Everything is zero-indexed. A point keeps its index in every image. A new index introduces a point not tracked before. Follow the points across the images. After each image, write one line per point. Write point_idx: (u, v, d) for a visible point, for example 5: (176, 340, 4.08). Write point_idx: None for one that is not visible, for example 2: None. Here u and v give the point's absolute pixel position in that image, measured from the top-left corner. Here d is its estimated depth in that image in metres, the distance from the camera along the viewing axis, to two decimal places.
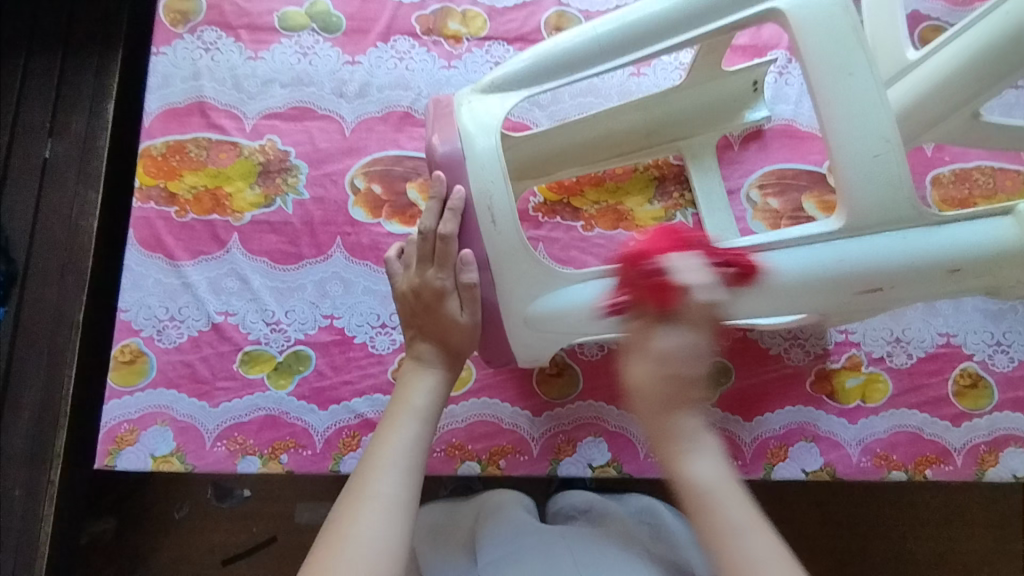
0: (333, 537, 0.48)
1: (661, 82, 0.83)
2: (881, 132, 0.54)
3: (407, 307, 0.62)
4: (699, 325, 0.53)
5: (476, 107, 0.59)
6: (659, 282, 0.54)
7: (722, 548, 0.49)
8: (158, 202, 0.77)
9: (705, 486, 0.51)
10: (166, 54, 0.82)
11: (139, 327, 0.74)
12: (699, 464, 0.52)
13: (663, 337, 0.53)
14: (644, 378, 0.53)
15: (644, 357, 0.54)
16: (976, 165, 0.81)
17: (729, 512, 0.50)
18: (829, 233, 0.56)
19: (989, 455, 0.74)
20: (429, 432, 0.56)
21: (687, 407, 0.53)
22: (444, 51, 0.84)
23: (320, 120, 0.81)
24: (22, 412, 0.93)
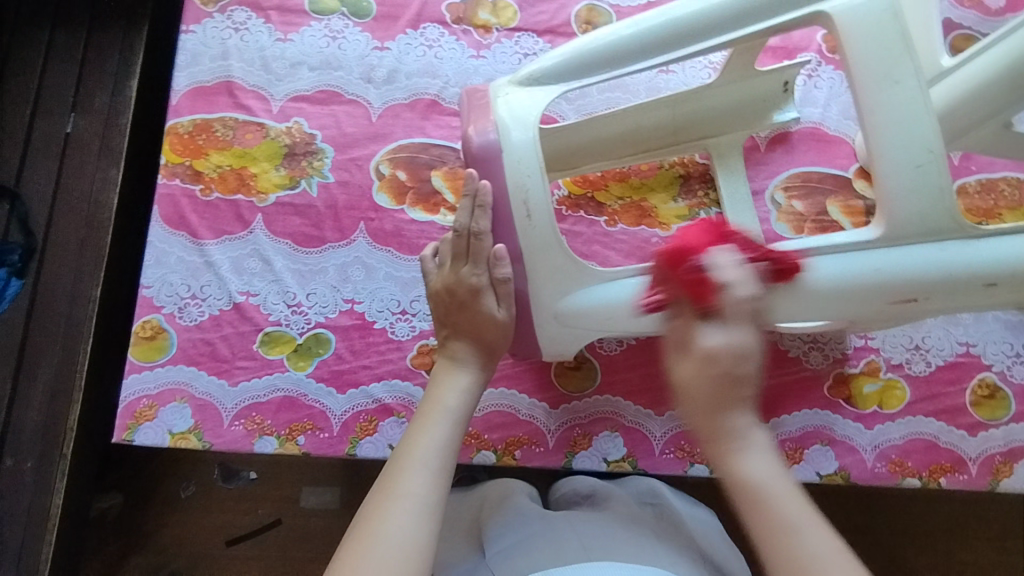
0: (362, 536, 0.47)
1: (690, 80, 0.83)
2: (924, 142, 0.54)
3: (441, 306, 0.62)
4: (739, 328, 0.52)
5: (511, 99, 0.59)
6: (696, 278, 0.53)
7: (778, 551, 0.45)
8: (183, 179, 0.77)
9: (760, 484, 0.47)
10: (195, 32, 0.82)
11: (161, 304, 0.75)
12: (752, 460, 0.49)
13: (707, 332, 0.52)
14: (689, 371, 0.52)
15: (689, 356, 0.52)
16: (1002, 176, 0.81)
17: (784, 509, 0.46)
18: (867, 241, 0.55)
19: (1003, 465, 0.74)
20: (460, 433, 0.55)
21: (734, 403, 0.50)
22: (474, 40, 0.84)
23: (347, 105, 0.81)
24: (36, 385, 0.93)
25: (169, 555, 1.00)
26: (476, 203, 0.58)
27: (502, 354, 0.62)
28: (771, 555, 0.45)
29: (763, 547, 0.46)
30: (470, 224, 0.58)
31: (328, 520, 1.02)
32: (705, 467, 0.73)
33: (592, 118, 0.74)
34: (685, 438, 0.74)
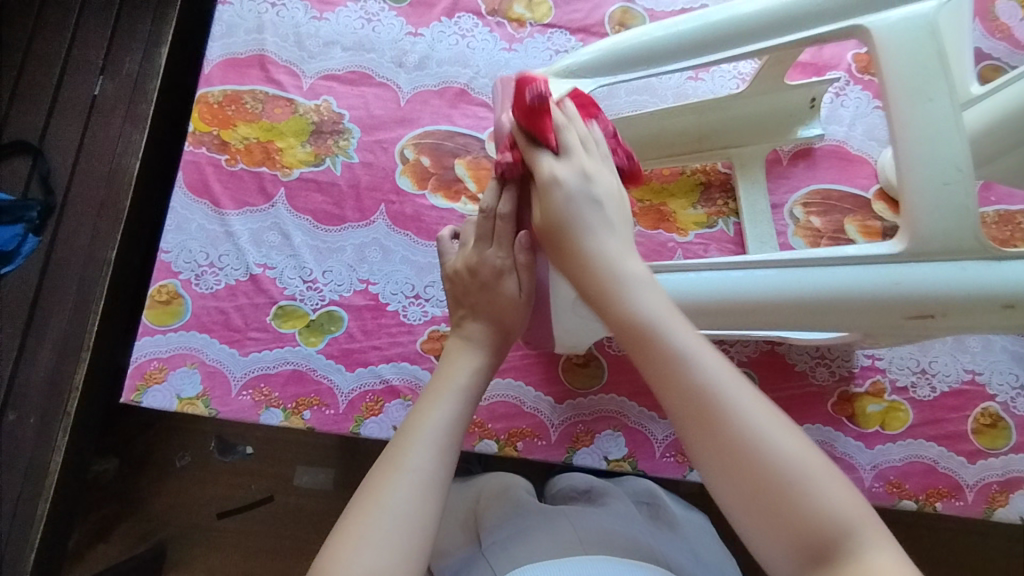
0: (368, 505, 0.46)
1: (718, 88, 0.84)
2: (954, 161, 0.54)
3: (460, 285, 0.62)
4: (586, 160, 0.56)
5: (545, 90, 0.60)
6: (541, 112, 0.55)
7: (670, 378, 0.45)
8: (209, 148, 0.78)
9: (650, 315, 0.48)
10: (232, 5, 0.83)
11: (178, 270, 0.75)
12: (637, 295, 0.49)
13: (558, 163, 0.55)
14: (558, 205, 0.53)
15: (548, 186, 0.54)
16: (1021, 209, 0.81)
17: (673, 335, 0.46)
18: (889, 254, 0.56)
19: (1000, 494, 0.75)
20: (466, 412, 0.54)
21: (602, 240, 0.53)
22: (507, 33, 0.85)
23: (377, 87, 0.82)
24: (44, 342, 0.94)
25: (163, 521, 1.01)
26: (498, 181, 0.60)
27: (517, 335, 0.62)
28: (668, 394, 0.45)
29: (659, 389, 0.45)
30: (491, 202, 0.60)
31: (321, 498, 1.03)
32: None
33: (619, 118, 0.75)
34: None
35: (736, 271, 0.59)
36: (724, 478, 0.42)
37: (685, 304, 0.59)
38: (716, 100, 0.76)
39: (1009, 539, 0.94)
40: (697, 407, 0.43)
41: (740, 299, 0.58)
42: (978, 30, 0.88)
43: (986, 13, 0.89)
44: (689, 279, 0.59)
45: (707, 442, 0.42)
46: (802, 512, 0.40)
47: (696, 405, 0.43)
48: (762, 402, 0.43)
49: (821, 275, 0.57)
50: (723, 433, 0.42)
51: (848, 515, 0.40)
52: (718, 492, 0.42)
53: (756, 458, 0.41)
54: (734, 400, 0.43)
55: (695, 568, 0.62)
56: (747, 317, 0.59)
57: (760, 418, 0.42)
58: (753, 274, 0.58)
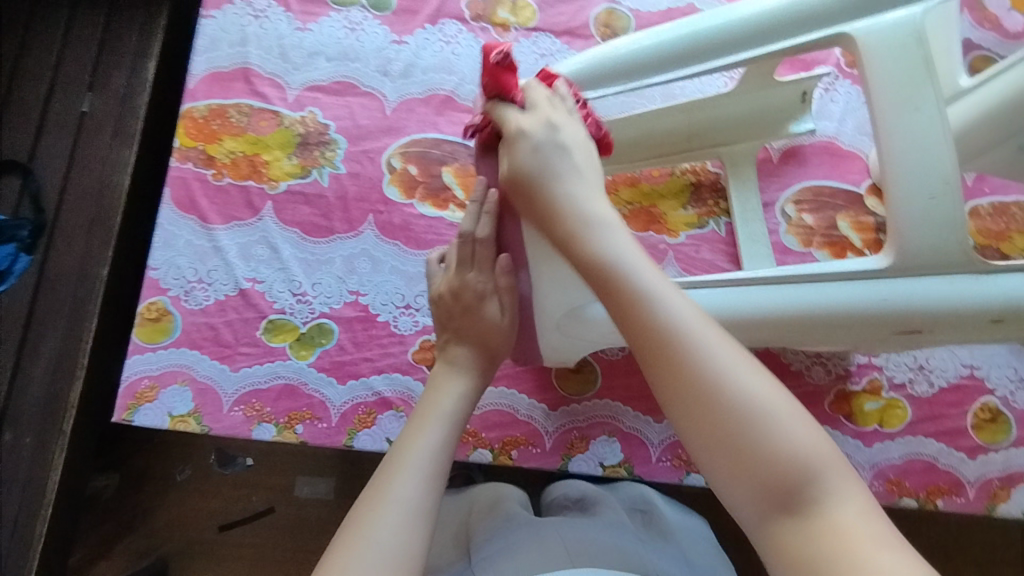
0: (351, 543, 0.45)
1: (706, 88, 0.83)
2: (941, 173, 0.54)
3: (445, 310, 0.62)
4: (552, 112, 0.56)
5: None
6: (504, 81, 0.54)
7: (631, 315, 0.44)
8: (196, 163, 0.78)
9: (616, 254, 0.48)
10: (215, 18, 0.82)
11: (167, 287, 0.75)
12: (603, 238, 0.49)
13: (522, 123, 0.54)
14: (526, 159, 0.53)
15: (513, 147, 0.54)
16: (1015, 200, 0.80)
17: (641, 276, 0.46)
18: (874, 270, 0.55)
19: (1001, 490, 0.74)
20: (453, 438, 0.54)
21: (569, 185, 0.53)
22: (491, 38, 0.84)
23: (362, 97, 0.81)
24: (38, 360, 0.93)
25: (163, 536, 1.00)
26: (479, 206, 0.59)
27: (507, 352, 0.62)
28: (629, 326, 0.44)
29: (622, 322, 0.45)
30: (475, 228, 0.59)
31: (321, 509, 1.02)
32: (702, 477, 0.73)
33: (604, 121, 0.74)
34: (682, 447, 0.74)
35: (729, 290, 0.58)
36: (684, 419, 0.41)
37: None
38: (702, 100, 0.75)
39: (1013, 532, 0.93)
40: (659, 341, 0.43)
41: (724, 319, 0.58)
42: (967, 20, 0.87)
43: (975, 3, 0.88)
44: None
45: (666, 367, 0.42)
46: (755, 441, 0.39)
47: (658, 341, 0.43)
48: (728, 342, 0.43)
49: (811, 292, 0.56)
50: (687, 370, 0.41)
51: (806, 452, 0.39)
52: (679, 427, 0.42)
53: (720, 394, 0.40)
54: (693, 334, 0.42)
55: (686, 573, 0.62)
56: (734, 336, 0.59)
57: (726, 358, 0.41)
58: (744, 293, 0.58)
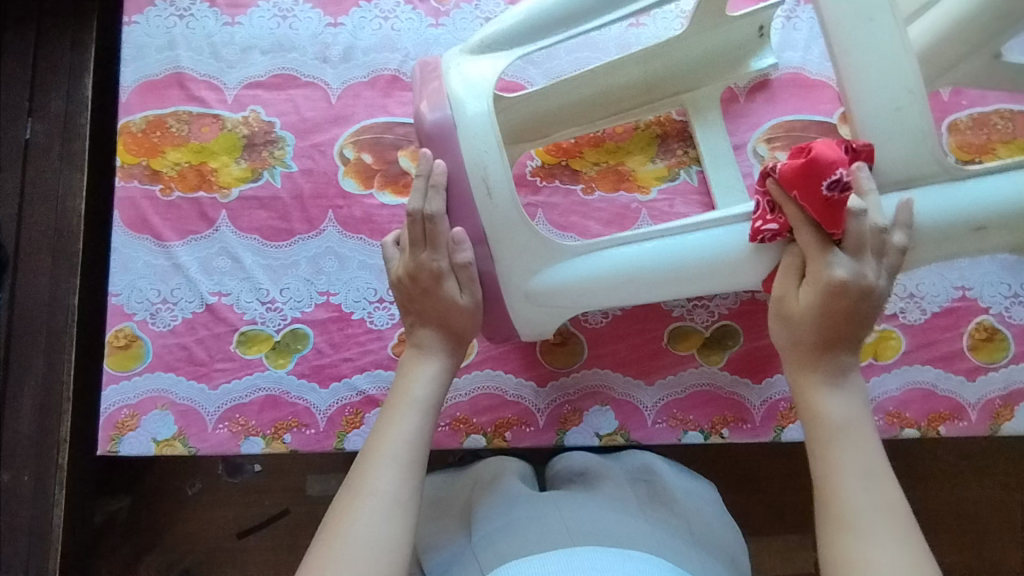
0: (331, 538, 0.46)
1: (662, 32, 0.79)
2: (903, 81, 0.51)
3: (403, 293, 0.59)
4: (868, 263, 0.51)
5: (466, 69, 0.57)
6: (832, 201, 0.49)
7: (834, 479, 0.48)
8: (141, 180, 0.75)
9: (841, 423, 0.50)
10: (138, 23, 0.78)
11: (132, 311, 0.73)
12: (835, 398, 0.51)
13: (833, 264, 0.51)
14: (812, 303, 0.52)
15: (811, 284, 0.52)
16: (995, 109, 0.77)
17: (863, 451, 0.49)
18: (847, 192, 0.52)
19: (1004, 409, 0.73)
20: (427, 425, 0.53)
21: (847, 344, 0.52)
22: (431, 8, 0.79)
23: (304, 87, 0.77)
24: (23, 404, 0.90)
25: (180, 553, 1.00)
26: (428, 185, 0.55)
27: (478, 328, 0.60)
28: (825, 494, 0.48)
29: (821, 486, 0.49)
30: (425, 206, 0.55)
31: None
32: (699, 434, 0.73)
33: (559, 83, 0.71)
34: (677, 406, 0.73)
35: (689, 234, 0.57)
36: None
37: (641, 275, 0.58)
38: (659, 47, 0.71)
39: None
40: (840, 522, 0.46)
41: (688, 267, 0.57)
42: None
43: None
44: (635, 254, 0.58)
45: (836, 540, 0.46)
46: None
47: (843, 523, 0.46)
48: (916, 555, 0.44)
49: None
50: (851, 553, 0.45)
51: None
52: None
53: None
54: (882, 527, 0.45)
55: (692, 546, 0.60)
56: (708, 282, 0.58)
57: (902, 566, 0.44)
58: (705, 235, 0.57)
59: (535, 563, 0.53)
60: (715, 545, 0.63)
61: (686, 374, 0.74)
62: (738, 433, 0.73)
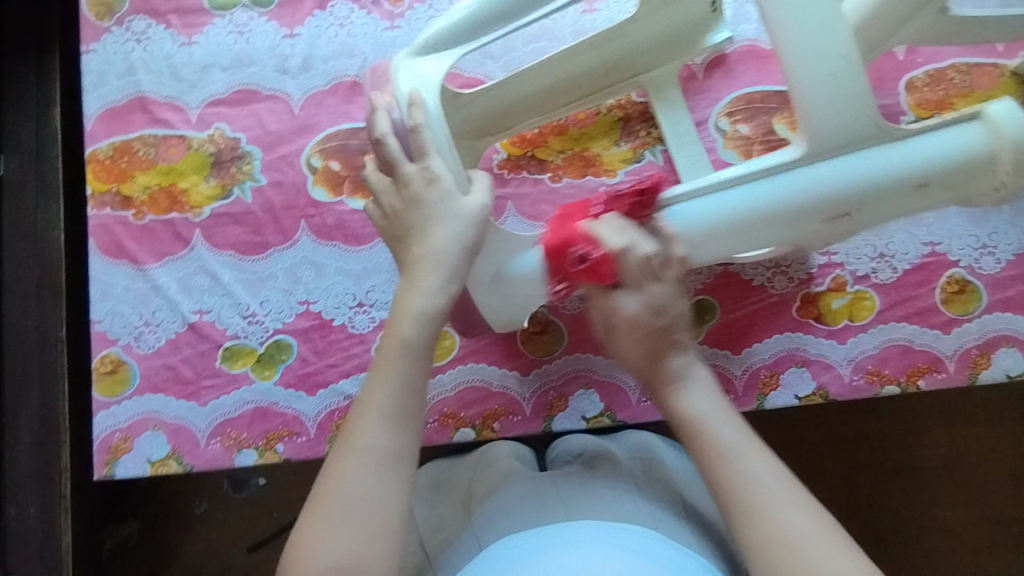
0: (322, 497, 0.49)
1: (615, 15, 0.79)
2: (836, 45, 0.52)
3: (399, 215, 0.57)
4: (651, 289, 0.57)
5: (411, 70, 0.58)
6: (591, 262, 0.58)
7: (723, 471, 0.52)
8: (113, 207, 0.76)
9: (699, 413, 0.55)
10: (96, 51, 0.79)
11: (115, 337, 0.74)
12: (693, 396, 0.56)
13: (619, 298, 0.58)
14: (621, 339, 0.60)
15: (613, 320, 0.59)
16: (950, 64, 0.78)
17: (725, 436, 0.53)
18: (790, 162, 0.55)
19: (981, 358, 0.74)
20: (421, 372, 0.53)
21: (670, 354, 0.58)
22: (385, 11, 0.80)
23: (266, 101, 0.78)
24: (20, 441, 0.88)
25: (194, 569, 1.01)
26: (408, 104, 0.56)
27: (473, 263, 0.57)
28: (719, 482, 0.52)
29: (710, 475, 0.53)
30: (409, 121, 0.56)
31: None
32: None
33: (518, 75, 0.71)
34: None
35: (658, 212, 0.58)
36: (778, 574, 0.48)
37: None
38: (612, 30, 0.71)
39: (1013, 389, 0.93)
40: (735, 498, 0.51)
41: None
42: None
43: None
44: None
45: (744, 525, 0.50)
46: None
47: (740, 498, 0.51)
48: (791, 491, 0.50)
49: (718, 200, 0.57)
50: (764, 536, 0.49)
51: None
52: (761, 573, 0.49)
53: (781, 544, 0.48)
54: (780, 497, 0.50)
55: (687, 521, 0.61)
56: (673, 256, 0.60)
57: (786, 508, 0.50)
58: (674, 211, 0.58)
59: (527, 539, 0.54)
60: (710, 520, 0.63)
61: None
62: None
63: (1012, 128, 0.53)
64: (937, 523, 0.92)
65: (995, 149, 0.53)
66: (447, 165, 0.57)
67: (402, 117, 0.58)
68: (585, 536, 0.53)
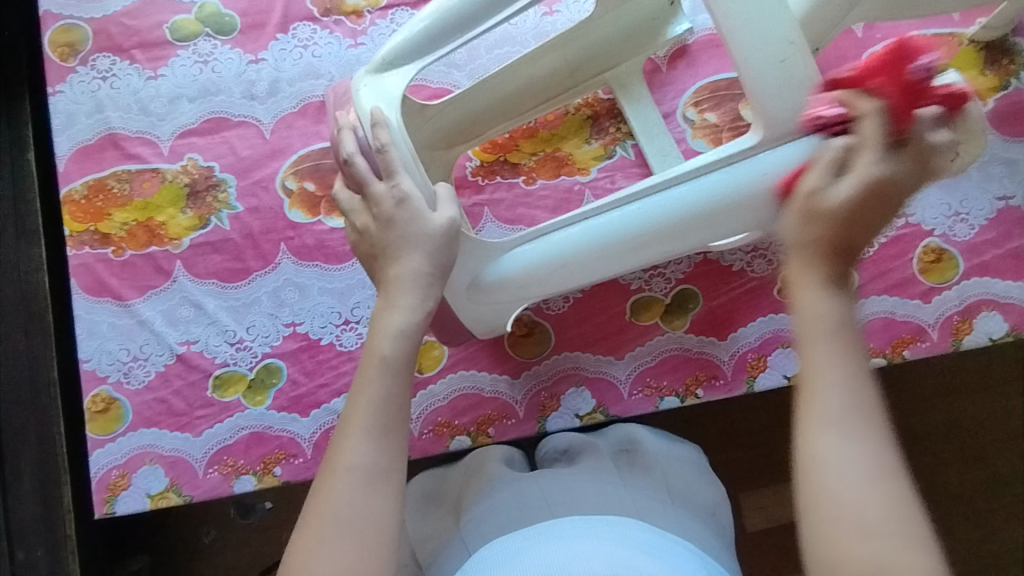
0: (313, 521, 0.47)
1: (576, 15, 0.80)
2: (783, 34, 0.55)
3: (367, 237, 0.57)
4: (907, 174, 0.46)
5: (372, 87, 0.60)
6: (908, 87, 0.48)
7: (820, 381, 0.42)
8: (92, 245, 0.76)
9: (832, 321, 0.43)
10: (63, 92, 0.79)
11: (105, 375, 0.74)
12: (824, 299, 0.44)
13: (885, 160, 0.46)
14: (847, 195, 0.45)
15: (847, 178, 0.46)
16: (909, 37, 0.79)
17: (844, 352, 0.42)
18: (747, 149, 0.57)
19: (963, 323, 0.75)
20: (402, 383, 0.52)
21: (863, 239, 0.45)
22: (348, 29, 0.80)
23: (237, 128, 0.78)
24: (23, 491, 0.86)
25: None
26: (372, 123, 0.57)
27: (445, 283, 0.56)
28: (806, 388, 0.42)
29: (801, 372, 0.43)
30: (374, 140, 0.57)
31: None
32: (675, 398, 0.75)
33: (482, 81, 0.71)
34: (649, 375, 0.75)
35: (626, 207, 0.59)
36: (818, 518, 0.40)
37: (576, 259, 0.61)
38: (572, 29, 0.71)
39: (1003, 349, 0.93)
40: (817, 417, 0.41)
41: (608, 247, 0.60)
42: None
43: None
44: (573, 235, 0.61)
45: (816, 445, 0.41)
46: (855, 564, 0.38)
47: (815, 421, 0.41)
48: (885, 462, 0.40)
49: (603, 219, 0.60)
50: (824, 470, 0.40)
51: None
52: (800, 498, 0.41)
53: (833, 494, 0.40)
54: (864, 436, 0.40)
55: (673, 510, 0.61)
56: (632, 255, 0.61)
57: (875, 466, 0.40)
58: (647, 203, 0.59)
59: (515, 542, 0.55)
60: (695, 509, 0.64)
61: (654, 342, 0.75)
62: (713, 391, 0.75)
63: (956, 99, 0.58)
64: (944, 490, 0.92)
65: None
66: (415, 183, 0.57)
67: (367, 136, 0.59)
68: (568, 533, 0.54)
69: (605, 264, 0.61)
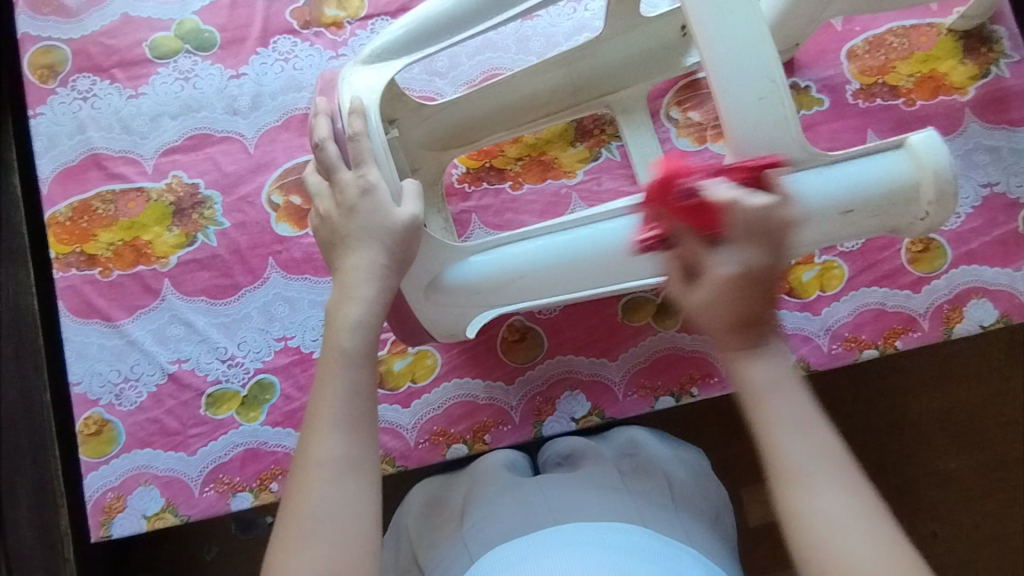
0: (289, 518, 0.48)
1: (557, 20, 0.80)
2: (765, 71, 0.52)
3: (326, 225, 0.56)
4: (756, 238, 0.43)
5: (356, 81, 0.59)
6: (694, 204, 0.45)
7: (776, 445, 0.42)
8: (79, 267, 0.76)
9: (767, 383, 0.43)
10: (44, 114, 0.79)
11: (96, 397, 0.74)
12: (757, 362, 0.43)
13: (716, 253, 0.44)
14: (706, 291, 0.44)
15: (704, 278, 0.44)
16: (888, 29, 0.79)
17: (787, 405, 0.43)
18: None
19: (953, 312, 0.75)
20: (367, 375, 0.51)
21: (760, 309, 0.43)
22: (329, 40, 0.80)
23: (220, 144, 0.78)
24: (19, 517, 0.85)
25: None
26: (349, 111, 0.56)
27: (402, 278, 0.56)
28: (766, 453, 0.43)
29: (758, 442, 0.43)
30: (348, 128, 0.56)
31: None
32: (670, 398, 0.75)
33: (480, 88, 0.71)
34: (643, 376, 0.75)
35: (566, 234, 0.59)
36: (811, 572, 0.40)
37: (530, 272, 0.60)
38: (577, 50, 0.71)
39: (998, 335, 0.93)
40: (791, 477, 0.41)
41: (546, 272, 0.60)
42: None
43: None
44: (528, 250, 0.60)
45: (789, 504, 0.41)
46: None
47: (790, 482, 0.41)
48: (862, 505, 0.40)
49: (550, 241, 0.60)
50: (803, 518, 0.41)
51: None
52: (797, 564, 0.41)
53: (821, 547, 0.40)
54: (832, 485, 0.41)
55: (676, 515, 0.61)
56: (572, 282, 0.61)
57: (852, 511, 0.40)
58: (602, 228, 0.58)
59: (509, 552, 0.55)
60: (694, 512, 0.63)
61: (646, 343, 0.75)
62: (708, 389, 0.75)
63: (933, 157, 0.55)
64: (942, 477, 0.92)
65: (917, 179, 0.55)
66: (382, 175, 0.56)
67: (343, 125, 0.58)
68: (572, 543, 0.54)
69: (554, 283, 0.61)
